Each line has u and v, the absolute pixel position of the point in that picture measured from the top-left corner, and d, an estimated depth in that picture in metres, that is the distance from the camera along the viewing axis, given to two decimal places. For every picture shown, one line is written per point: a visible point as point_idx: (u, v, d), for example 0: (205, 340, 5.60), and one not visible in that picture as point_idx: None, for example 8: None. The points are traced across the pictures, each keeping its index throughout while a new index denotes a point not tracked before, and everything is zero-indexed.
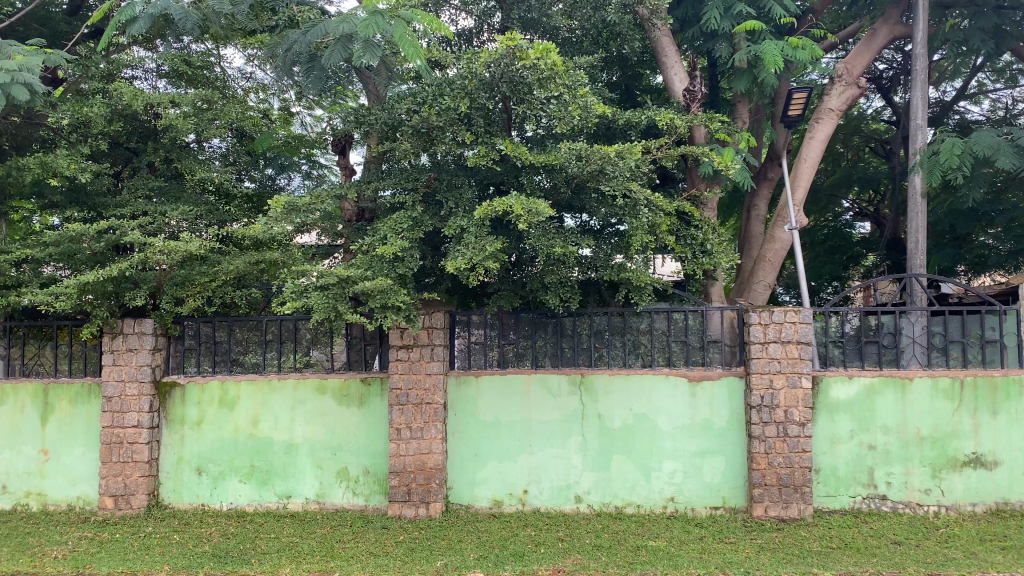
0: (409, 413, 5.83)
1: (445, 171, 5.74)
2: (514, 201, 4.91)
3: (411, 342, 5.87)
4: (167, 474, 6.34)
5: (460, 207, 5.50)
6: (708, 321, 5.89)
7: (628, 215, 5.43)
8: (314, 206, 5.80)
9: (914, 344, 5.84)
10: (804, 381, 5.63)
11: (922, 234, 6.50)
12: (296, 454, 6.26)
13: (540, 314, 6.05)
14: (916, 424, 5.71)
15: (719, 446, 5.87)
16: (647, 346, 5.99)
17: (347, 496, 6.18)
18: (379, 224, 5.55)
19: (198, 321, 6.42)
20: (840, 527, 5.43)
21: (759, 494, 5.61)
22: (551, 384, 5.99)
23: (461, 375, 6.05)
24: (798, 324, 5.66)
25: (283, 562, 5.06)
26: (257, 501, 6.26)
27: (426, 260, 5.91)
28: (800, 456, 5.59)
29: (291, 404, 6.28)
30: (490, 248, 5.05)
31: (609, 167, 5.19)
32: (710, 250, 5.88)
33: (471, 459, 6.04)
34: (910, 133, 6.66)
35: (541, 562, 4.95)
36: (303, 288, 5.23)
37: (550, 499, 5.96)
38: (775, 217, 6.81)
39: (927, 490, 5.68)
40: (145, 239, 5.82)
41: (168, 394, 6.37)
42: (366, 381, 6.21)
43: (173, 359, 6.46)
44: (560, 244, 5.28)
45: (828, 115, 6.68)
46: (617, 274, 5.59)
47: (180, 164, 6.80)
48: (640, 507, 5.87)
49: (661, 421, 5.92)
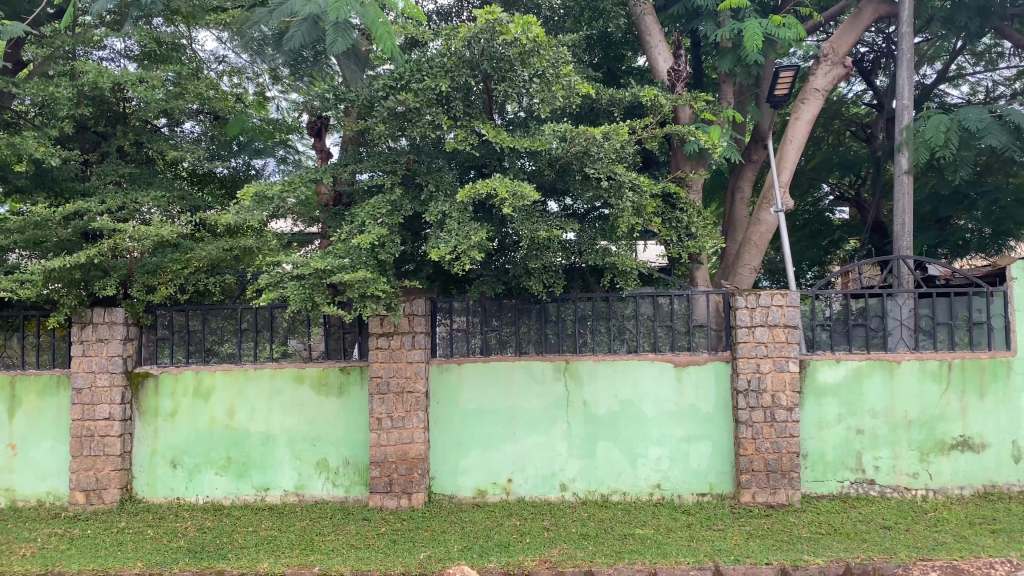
0: (391, 403, 5.69)
1: (424, 152, 5.55)
2: (497, 183, 4.77)
3: (391, 329, 5.72)
4: (140, 467, 6.16)
5: (440, 189, 5.36)
6: (694, 305, 5.80)
7: (613, 198, 5.24)
8: (288, 192, 5.57)
9: (901, 327, 5.74)
10: (791, 365, 5.55)
11: (909, 215, 6.42)
12: (274, 445, 6.10)
13: (523, 299, 5.92)
14: (904, 408, 5.65)
15: (705, 433, 5.78)
16: (632, 331, 5.88)
17: (327, 488, 6.04)
18: (358, 209, 5.35)
19: (172, 311, 6.23)
20: (828, 512, 5.37)
21: (746, 480, 5.53)
22: (535, 371, 5.87)
23: (443, 363, 5.91)
24: (785, 307, 5.58)
25: (261, 557, 4.90)
26: (234, 493, 6.11)
27: (406, 245, 5.76)
28: (789, 441, 5.51)
29: (268, 395, 6.12)
30: (472, 233, 4.91)
31: (594, 148, 5.06)
32: (696, 234, 5.76)
33: (454, 448, 5.91)
34: (896, 114, 6.58)
35: (527, 552, 4.83)
36: (279, 278, 5.12)
37: (534, 488, 5.85)
38: (761, 199, 6.66)
39: (915, 474, 5.64)
40: (114, 224, 5.62)
41: (141, 385, 6.18)
42: (345, 369, 6.06)
43: (146, 350, 6.27)
44: (545, 228, 5.15)
45: (814, 96, 6.55)
46: (601, 258, 5.54)
47: (151, 148, 6.59)
48: (627, 495, 5.78)
49: (647, 406, 5.82)
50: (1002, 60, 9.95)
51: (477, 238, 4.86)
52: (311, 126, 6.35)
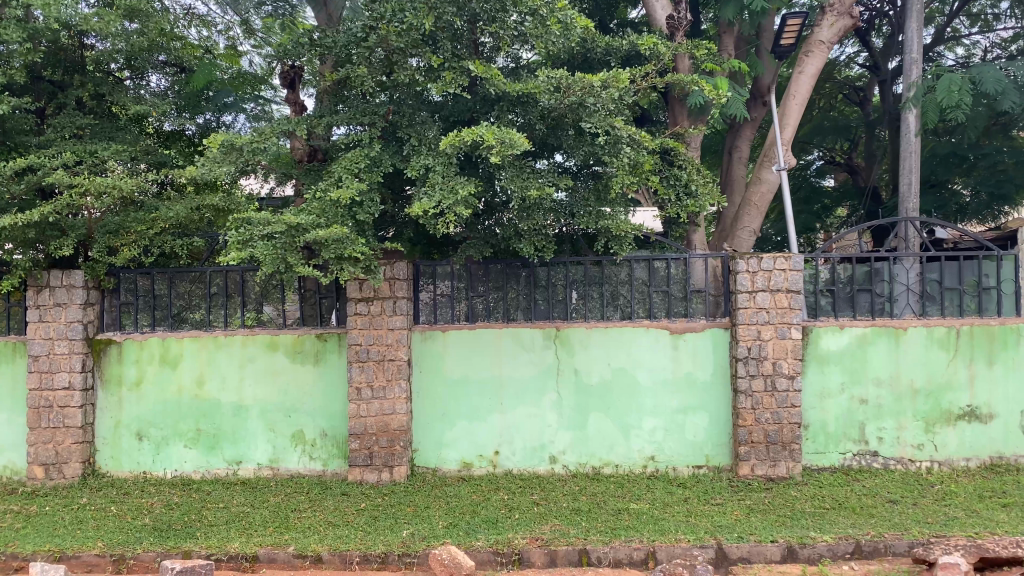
0: (371, 371, 5.36)
1: (405, 104, 5.20)
2: (485, 131, 4.44)
3: (371, 294, 5.37)
4: (104, 440, 5.81)
5: (423, 144, 4.97)
6: (691, 270, 5.50)
7: (609, 154, 4.89)
8: (258, 143, 5.19)
9: (908, 293, 5.48)
10: (794, 332, 5.28)
11: (916, 175, 6.09)
12: (246, 416, 5.76)
13: (509, 264, 5.59)
14: (910, 376, 5.40)
15: (702, 403, 5.50)
16: (626, 297, 5.58)
17: (303, 461, 5.72)
18: (333, 165, 4.98)
19: (136, 273, 5.85)
20: (831, 486, 5.13)
21: (745, 453, 5.27)
22: (523, 338, 5.55)
23: (426, 330, 5.57)
24: (789, 271, 5.28)
25: (231, 536, 4.58)
26: (204, 467, 5.78)
27: (387, 204, 5.40)
28: (789, 411, 5.26)
29: (239, 363, 5.76)
30: (458, 188, 4.58)
31: (590, 99, 4.71)
32: (694, 192, 5.43)
33: (438, 420, 5.60)
34: (904, 69, 6.26)
35: (517, 529, 4.54)
36: (249, 237, 4.67)
37: (522, 461, 5.57)
38: (763, 157, 6.30)
39: (919, 446, 5.41)
40: (71, 178, 5.19)
41: (103, 352, 5.80)
42: (321, 336, 5.71)
43: (109, 315, 5.88)
44: (537, 186, 4.80)
45: (818, 48, 6.11)
46: (595, 222, 5.15)
47: (111, 100, 6.14)
48: (620, 468, 5.52)
49: (641, 375, 5.52)
50: (999, 22, 9.65)
51: (463, 193, 4.52)
52: (283, 76, 5.84)
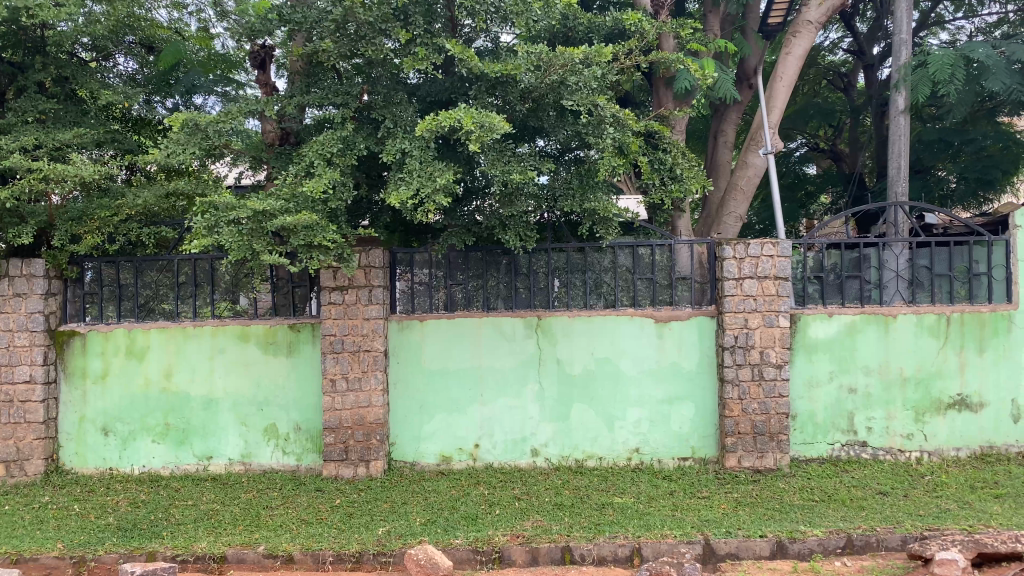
0: (346, 362, 5.17)
1: (380, 83, 4.94)
2: (464, 114, 4.25)
3: (346, 283, 5.17)
4: (68, 435, 5.58)
5: (399, 126, 4.78)
6: (676, 256, 5.34)
7: (591, 134, 4.75)
8: (223, 124, 4.96)
9: (897, 279, 5.37)
10: (781, 320, 5.13)
11: (905, 159, 5.91)
12: (216, 409, 5.55)
13: (490, 251, 5.41)
14: (900, 365, 5.28)
15: (688, 393, 5.35)
16: (610, 285, 5.41)
17: (276, 456, 5.53)
18: (305, 148, 4.76)
19: (101, 262, 5.60)
20: (820, 477, 5.01)
21: (732, 444, 5.13)
22: (504, 328, 5.37)
23: (403, 320, 5.38)
24: (776, 257, 5.13)
25: (199, 535, 4.38)
26: (174, 463, 5.57)
27: (361, 189, 5.19)
28: (777, 402, 5.12)
29: (208, 354, 5.54)
30: (437, 175, 4.40)
31: (572, 77, 4.53)
32: (679, 176, 5.27)
33: (416, 412, 5.42)
34: (893, 49, 6.07)
35: (497, 526, 4.37)
36: (215, 223, 4.48)
37: (503, 454, 5.41)
38: (749, 141, 6.18)
39: (909, 436, 5.29)
40: (28, 163, 4.94)
41: (66, 344, 5.56)
42: (295, 327, 5.50)
43: (72, 306, 5.65)
44: (518, 170, 4.63)
45: (806, 29, 5.90)
46: (580, 204, 4.98)
47: (76, 83, 5.87)
48: (603, 460, 5.37)
49: (625, 364, 5.36)
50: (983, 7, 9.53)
51: (441, 179, 4.35)
52: (252, 57, 5.67)
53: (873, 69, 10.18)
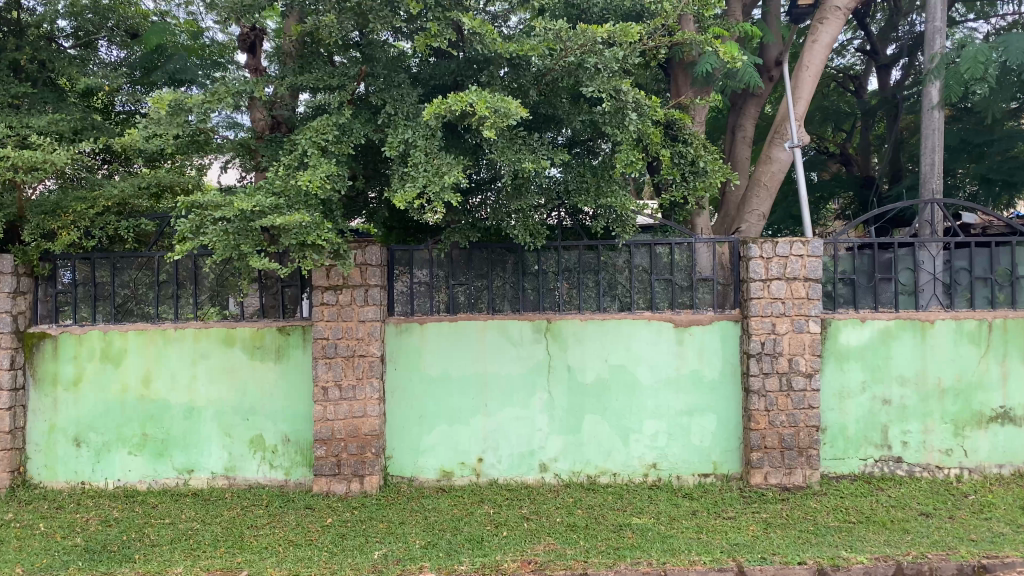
0: (339, 369, 4.76)
1: (380, 65, 4.56)
2: (475, 98, 3.84)
3: (340, 282, 4.76)
4: (36, 446, 5.15)
5: (401, 111, 4.41)
6: (696, 256, 4.97)
7: (612, 125, 4.41)
8: (210, 104, 4.52)
9: (934, 283, 5.00)
10: (812, 325, 4.74)
11: (939, 154, 5.57)
12: (198, 419, 5.13)
13: (496, 250, 5.03)
14: (938, 374, 4.90)
15: (709, 403, 4.96)
16: (625, 287, 5.04)
17: (263, 471, 5.10)
18: (298, 135, 4.34)
19: (75, 258, 5.17)
20: (853, 496, 4.61)
21: (758, 459, 4.73)
22: (510, 332, 4.97)
23: (402, 323, 4.97)
24: (806, 257, 4.74)
25: (174, 559, 3.95)
26: (151, 477, 5.14)
27: (358, 180, 4.79)
28: (806, 414, 4.73)
29: (190, 360, 5.11)
30: (444, 170, 4.02)
31: (591, 58, 4.16)
32: (703, 170, 4.90)
33: (414, 422, 5.01)
34: (926, 39, 5.68)
35: (505, 550, 3.96)
36: (201, 222, 4.08)
37: (509, 469, 5.00)
38: (773, 134, 5.80)
39: (948, 451, 4.91)
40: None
41: (36, 348, 5.14)
42: (284, 330, 5.08)
43: (43, 306, 5.23)
44: (529, 158, 4.25)
45: (834, 15, 5.56)
46: (595, 201, 4.63)
47: (52, 66, 5.40)
48: (617, 476, 4.96)
49: (642, 372, 4.96)
50: None
51: (449, 176, 3.97)
52: (243, 39, 5.30)
53: (885, 71, 9.93)
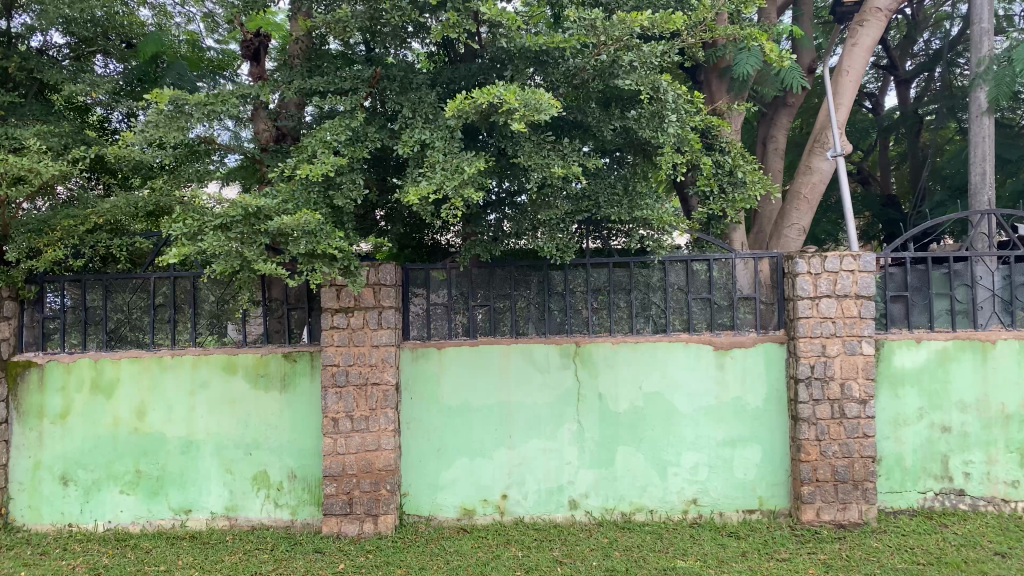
0: (350, 399, 4.36)
1: (396, 68, 4.24)
2: (504, 90, 3.49)
3: (351, 304, 4.38)
4: (20, 485, 4.74)
5: (418, 114, 4.03)
6: (736, 273, 4.60)
7: (648, 131, 4.09)
8: (212, 109, 4.19)
9: (992, 300, 4.63)
10: (865, 346, 4.36)
11: (990, 164, 5.22)
12: (196, 454, 4.72)
13: (519, 268, 4.65)
14: (1001, 400, 4.51)
15: (752, 433, 4.56)
16: (660, 306, 4.66)
17: (267, 510, 4.68)
18: (306, 137, 4.00)
19: (65, 280, 4.78)
20: (917, 534, 4.20)
21: (809, 494, 4.32)
22: (536, 356, 4.58)
23: (418, 348, 4.59)
24: (858, 273, 4.37)
25: None
26: (145, 518, 4.72)
27: (371, 193, 4.42)
28: (861, 443, 4.33)
29: (188, 390, 4.71)
30: (462, 169, 3.66)
31: (627, 55, 3.80)
32: (741, 181, 4.55)
33: (432, 457, 4.60)
34: (972, 42, 5.36)
35: None
36: (197, 230, 3.66)
37: (536, 506, 4.59)
38: (812, 144, 5.51)
39: (1014, 484, 4.50)
40: None
41: (21, 378, 4.74)
42: (289, 356, 4.69)
43: (29, 333, 4.82)
44: (560, 164, 3.88)
45: (875, 16, 5.29)
46: (630, 213, 4.20)
47: (41, 77, 5.02)
48: (655, 514, 4.55)
49: (679, 400, 4.57)
50: None
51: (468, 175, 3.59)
52: (245, 44, 4.98)
53: (904, 87, 9.57)
